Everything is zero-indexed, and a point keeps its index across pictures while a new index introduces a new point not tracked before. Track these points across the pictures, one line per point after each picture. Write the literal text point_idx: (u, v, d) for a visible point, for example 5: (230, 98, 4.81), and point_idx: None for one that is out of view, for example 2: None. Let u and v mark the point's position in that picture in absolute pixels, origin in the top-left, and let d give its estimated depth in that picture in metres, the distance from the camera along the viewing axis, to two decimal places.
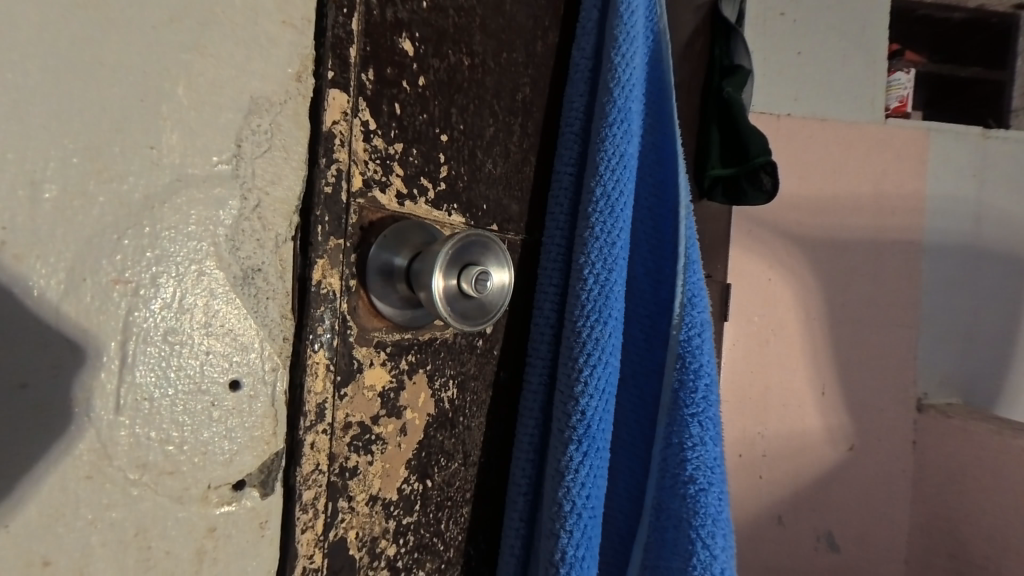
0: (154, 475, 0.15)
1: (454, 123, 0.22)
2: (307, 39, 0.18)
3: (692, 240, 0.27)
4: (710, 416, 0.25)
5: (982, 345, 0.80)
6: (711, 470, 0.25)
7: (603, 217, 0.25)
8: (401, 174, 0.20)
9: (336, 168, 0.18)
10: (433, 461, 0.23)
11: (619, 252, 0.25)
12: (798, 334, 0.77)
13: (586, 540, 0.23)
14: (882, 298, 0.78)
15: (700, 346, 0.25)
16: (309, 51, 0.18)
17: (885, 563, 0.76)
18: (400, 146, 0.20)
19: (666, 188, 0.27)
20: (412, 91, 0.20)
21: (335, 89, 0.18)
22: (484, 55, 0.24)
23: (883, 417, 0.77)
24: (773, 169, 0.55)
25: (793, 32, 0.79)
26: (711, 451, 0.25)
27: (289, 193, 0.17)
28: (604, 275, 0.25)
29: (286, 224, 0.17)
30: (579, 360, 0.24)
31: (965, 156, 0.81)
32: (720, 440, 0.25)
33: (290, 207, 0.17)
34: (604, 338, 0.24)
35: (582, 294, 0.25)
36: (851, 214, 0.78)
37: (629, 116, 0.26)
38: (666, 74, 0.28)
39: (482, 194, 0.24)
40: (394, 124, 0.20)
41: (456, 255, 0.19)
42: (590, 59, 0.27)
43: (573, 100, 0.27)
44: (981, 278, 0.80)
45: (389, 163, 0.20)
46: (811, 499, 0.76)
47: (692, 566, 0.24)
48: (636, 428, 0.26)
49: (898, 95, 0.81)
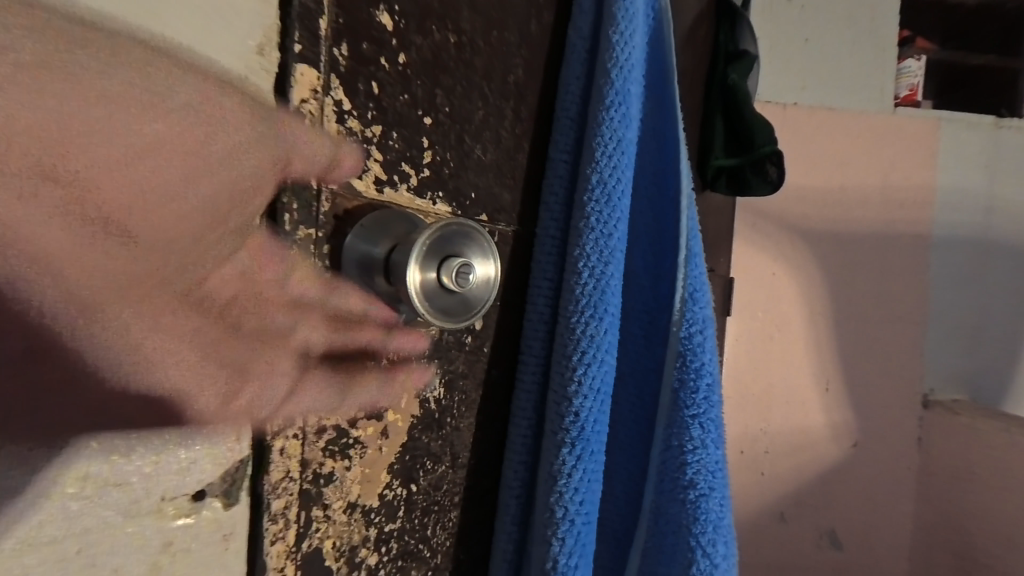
0: (98, 485, 0.14)
1: (439, 105, 0.21)
2: (270, 8, 0.16)
3: (694, 231, 0.25)
4: (711, 417, 0.24)
5: (991, 340, 0.78)
6: (712, 474, 0.23)
7: (599, 206, 0.24)
8: (380, 159, 0.19)
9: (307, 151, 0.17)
10: (419, 465, 0.21)
11: (616, 243, 0.24)
12: (802, 329, 0.75)
13: (579, 548, 0.22)
14: (889, 292, 0.76)
15: (702, 344, 0.24)
16: (274, 22, 0.16)
17: (889, 561, 0.75)
18: (379, 128, 0.19)
19: (667, 176, 0.26)
20: (393, 69, 0.19)
21: (306, 65, 0.17)
22: (472, 33, 0.22)
23: (888, 413, 0.76)
24: (778, 159, 0.53)
25: (801, 19, 0.76)
26: (712, 454, 0.24)
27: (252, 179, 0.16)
28: (600, 268, 0.23)
29: (251, 213, 0.16)
30: (573, 357, 0.23)
31: (977, 146, 0.79)
32: (722, 442, 0.24)
33: (253, 192, 0.16)
34: (600, 335, 0.23)
35: (577, 287, 0.23)
36: (859, 205, 0.76)
37: (628, 99, 0.24)
38: (667, 56, 0.26)
39: (471, 183, 0.23)
40: (372, 104, 0.18)
41: (437, 245, 0.18)
42: (587, 39, 0.26)
43: (569, 84, 0.26)
44: (991, 270, 0.78)
45: (366, 147, 0.18)
46: (814, 497, 0.75)
47: None
48: (634, 427, 0.25)
49: (908, 83, 0.78)
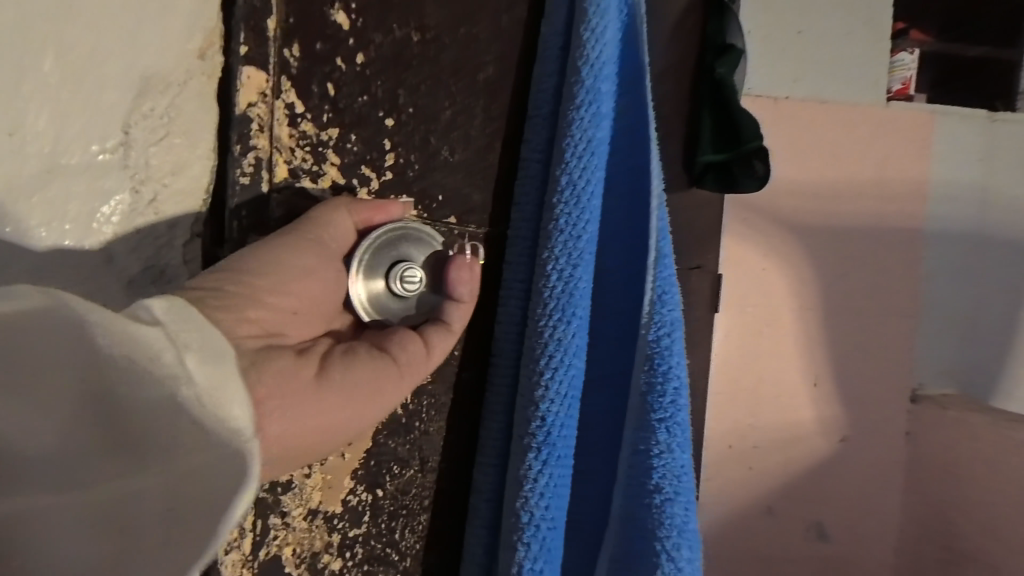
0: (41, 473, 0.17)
1: (402, 105, 0.23)
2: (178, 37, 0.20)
3: (665, 232, 0.25)
4: (678, 422, 0.24)
5: (983, 335, 0.78)
6: (678, 478, 0.23)
7: (568, 209, 0.23)
8: (336, 162, 0.22)
9: (253, 155, 0.21)
10: (384, 470, 0.23)
11: (585, 246, 0.23)
12: (791, 324, 0.75)
13: (545, 552, 0.22)
14: (880, 286, 0.76)
15: (670, 347, 0.24)
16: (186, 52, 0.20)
17: (875, 553, 0.76)
18: (334, 130, 0.22)
19: (642, 174, 0.25)
20: (350, 69, 0.22)
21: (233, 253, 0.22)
22: (438, 29, 0.23)
23: (877, 408, 0.76)
24: (765, 155, 0.54)
25: (794, 9, 0.75)
26: (679, 458, 0.23)
27: (242, 319, 0.20)
28: (567, 271, 0.23)
29: (244, 331, 0.20)
30: (540, 362, 0.23)
31: (972, 140, 0.78)
32: (689, 447, 0.24)
33: None
34: (567, 339, 0.23)
35: (544, 290, 0.23)
36: (851, 200, 0.76)
37: (599, 98, 0.24)
38: (642, 52, 0.25)
39: (437, 184, 0.24)
40: (327, 106, 0.22)
41: (383, 252, 0.23)
42: (561, 34, 0.25)
43: (542, 79, 0.25)
44: (983, 265, 0.78)
45: (320, 150, 0.22)
46: (803, 490, 0.75)
47: None
48: (607, 430, 0.25)
49: (902, 75, 0.79)
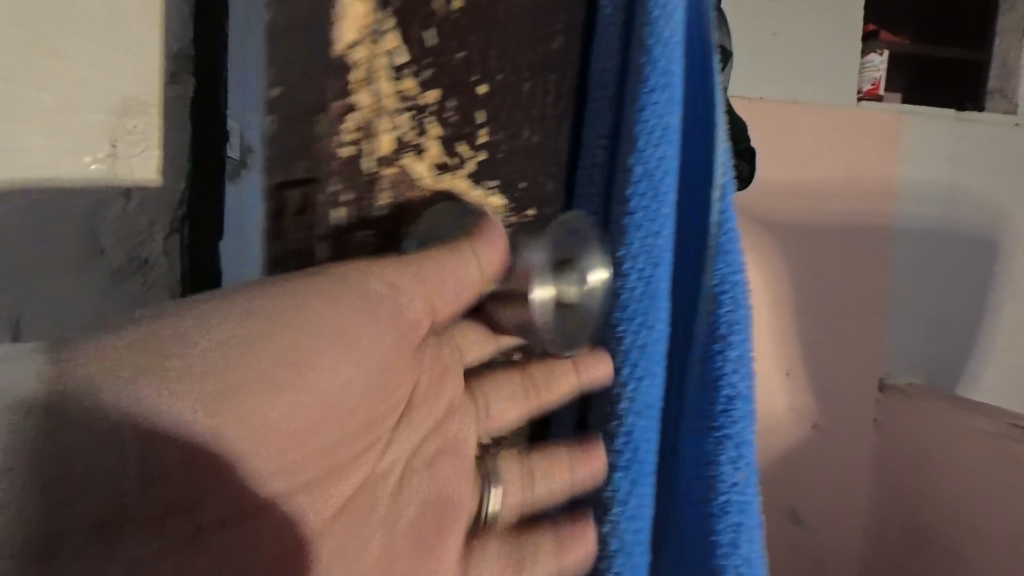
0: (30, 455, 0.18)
1: (492, 70, 0.27)
2: None
3: (730, 218, 0.27)
4: (742, 392, 0.27)
5: (949, 327, 0.82)
6: (742, 443, 0.27)
7: (644, 202, 0.26)
8: (433, 122, 0.27)
9: (359, 116, 0.26)
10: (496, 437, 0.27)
11: (660, 238, 0.26)
12: (767, 318, 0.78)
13: (629, 499, 0.27)
14: (851, 281, 0.79)
15: (735, 324, 0.27)
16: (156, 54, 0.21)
17: (846, 537, 0.79)
18: (434, 92, 0.27)
19: (699, 168, 0.28)
20: (448, 15, 0.26)
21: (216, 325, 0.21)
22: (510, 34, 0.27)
23: (848, 398, 0.79)
24: (751, 156, 0.56)
25: (770, 12, 0.78)
26: (742, 425, 0.27)
27: (256, 425, 0.20)
28: (644, 262, 0.26)
29: (257, 440, 0.20)
30: (623, 343, 0.27)
31: (940, 139, 0.81)
32: (752, 415, 0.27)
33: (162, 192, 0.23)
34: (642, 322, 0.26)
35: (621, 279, 0.26)
36: (824, 197, 0.79)
37: (667, 95, 0.26)
38: (708, 38, 0.26)
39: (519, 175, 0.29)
40: (428, 58, 0.26)
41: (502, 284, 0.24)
42: (621, 35, 0.27)
43: (604, 83, 0.28)
44: (950, 260, 0.81)
45: (421, 108, 0.27)
46: (777, 477, 0.78)
47: (722, 528, 0.27)
48: (678, 401, 0.29)
49: (872, 77, 0.82)
